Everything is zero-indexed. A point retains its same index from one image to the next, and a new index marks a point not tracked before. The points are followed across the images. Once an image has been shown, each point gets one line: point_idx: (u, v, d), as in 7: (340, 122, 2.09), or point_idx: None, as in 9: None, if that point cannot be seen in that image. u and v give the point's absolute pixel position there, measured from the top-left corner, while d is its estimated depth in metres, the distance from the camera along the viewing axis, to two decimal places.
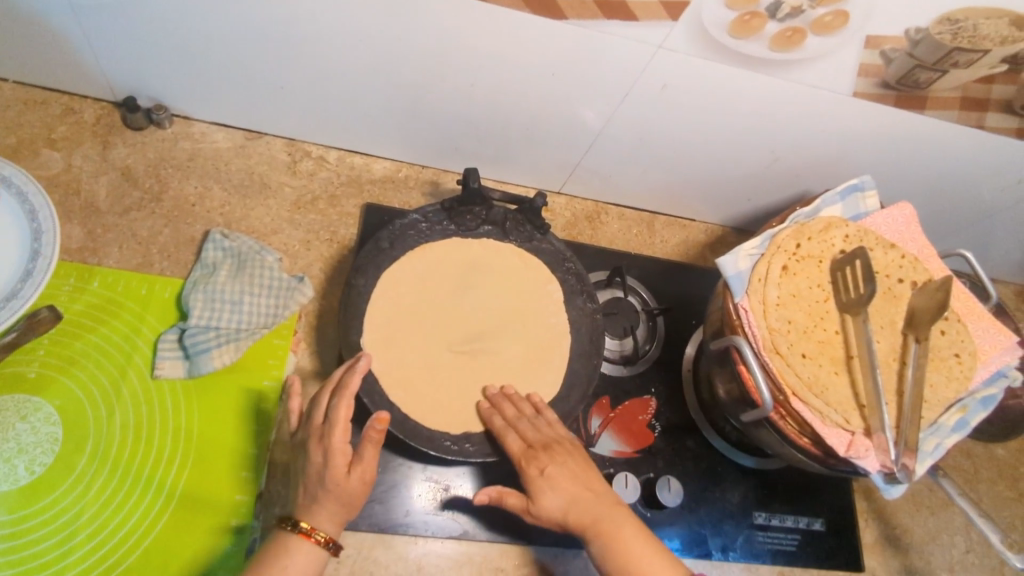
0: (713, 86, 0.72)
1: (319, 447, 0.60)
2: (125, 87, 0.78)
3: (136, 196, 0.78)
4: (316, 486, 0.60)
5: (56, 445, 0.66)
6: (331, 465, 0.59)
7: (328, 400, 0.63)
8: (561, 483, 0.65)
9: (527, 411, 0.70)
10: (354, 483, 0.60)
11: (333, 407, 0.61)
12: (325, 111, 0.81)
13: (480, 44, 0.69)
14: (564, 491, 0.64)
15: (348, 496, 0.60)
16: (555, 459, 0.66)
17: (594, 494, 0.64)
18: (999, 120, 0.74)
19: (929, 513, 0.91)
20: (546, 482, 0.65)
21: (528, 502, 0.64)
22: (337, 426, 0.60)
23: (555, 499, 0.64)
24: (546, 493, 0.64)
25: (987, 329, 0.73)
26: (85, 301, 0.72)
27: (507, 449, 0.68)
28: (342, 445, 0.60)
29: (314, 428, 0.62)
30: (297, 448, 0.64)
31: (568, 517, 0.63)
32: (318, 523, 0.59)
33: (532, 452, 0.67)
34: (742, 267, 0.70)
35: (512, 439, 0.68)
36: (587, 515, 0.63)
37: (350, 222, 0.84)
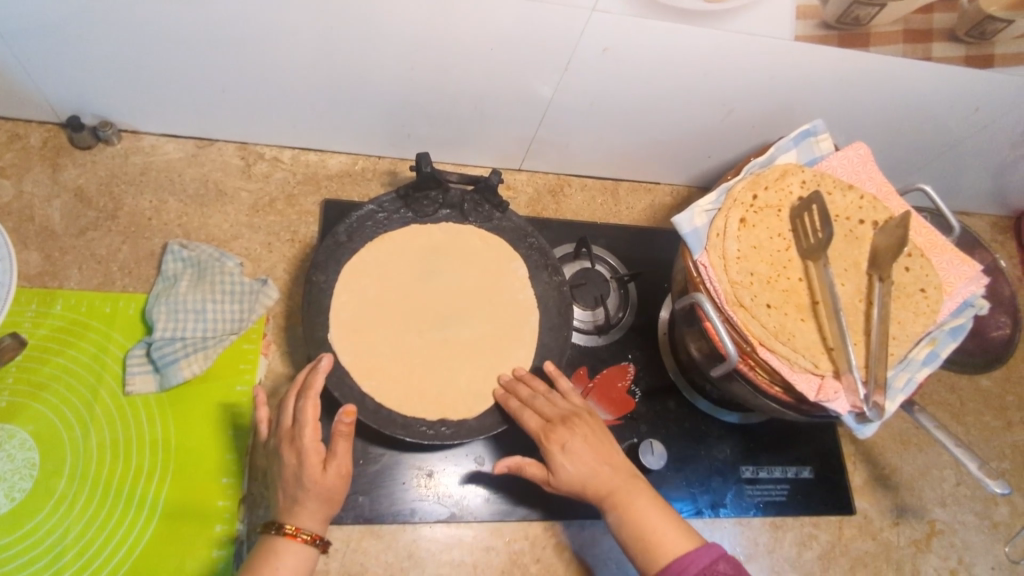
0: (655, 45, 0.71)
1: (292, 449, 0.60)
2: (67, 107, 0.77)
3: (91, 215, 0.78)
4: (294, 488, 0.60)
5: (34, 470, 0.66)
6: (306, 465, 0.60)
7: (294, 403, 0.63)
8: (582, 456, 0.64)
9: (540, 387, 0.70)
10: (332, 478, 0.60)
11: (300, 409, 0.61)
12: (272, 111, 0.81)
13: (414, 26, 0.68)
14: (585, 464, 0.64)
15: (328, 491, 0.60)
16: (574, 431, 0.66)
17: (611, 465, 0.65)
18: (946, 50, 0.73)
19: (917, 450, 0.91)
20: (567, 454, 0.64)
21: (548, 474, 0.64)
22: (307, 427, 0.60)
23: (575, 471, 0.64)
24: (567, 464, 0.64)
25: (951, 261, 0.72)
26: (50, 325, 0.72)
27: (525, 423, 0.68)
28: (314, 444, 0.60)
29: (284, 432, 0.62)
30: (268, 455, 0.64)
31: (587, 487, 0.63)
32: (301, 522, 0.59)
33: (552, 425, 0.66)
34: (698, 224, 0.70)
35: (529, 416, 0.68)
36: (605, 486, 0.64)
37: (310, 220, 0.84)
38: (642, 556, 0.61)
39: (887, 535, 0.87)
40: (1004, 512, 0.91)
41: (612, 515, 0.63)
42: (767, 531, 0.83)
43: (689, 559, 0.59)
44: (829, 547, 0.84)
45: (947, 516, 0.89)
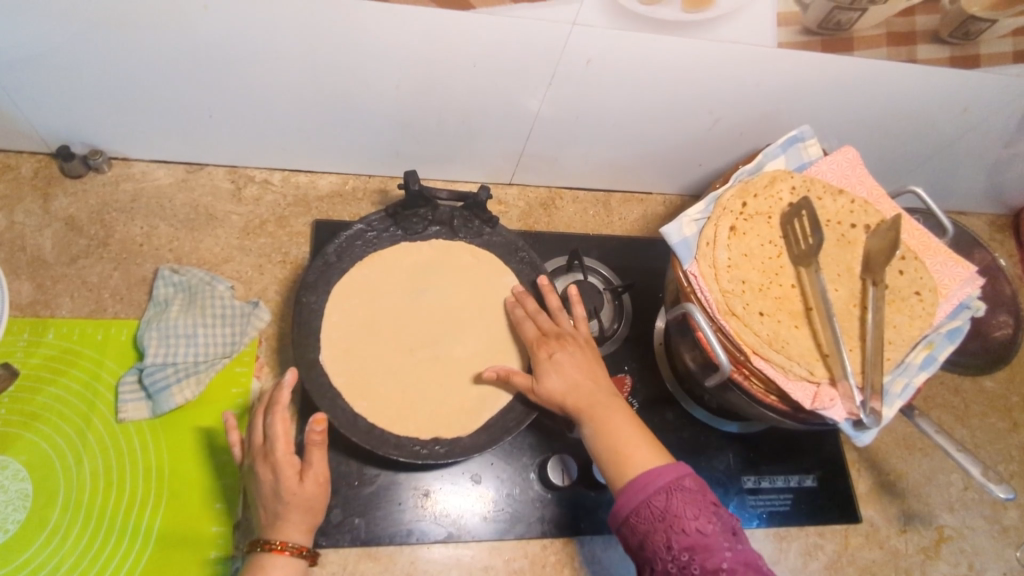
0: (638, 55, 0.71)
1: (268, 465, 0.61)
2: (57, 137, 0.78)
3: (82, 243, 0.78)
4: (274, 503, 0.60)
5: (27, 500, 0.66)
6: (282, 479, 0.60)
7: (262, 420, 0.64)
8: (566, 367, 0.67)
9: (552, 304, 0.73)
10: (310, 487, 0.61)
11: (269, 424, 0.62)
12: (261, 134, 0.81)
13: (398, 45, 0.69)
14: (566, 376, 0.66)
15: (308, 502, 0.61)
16: (565, 347, 0.69)
17: (594, 383, 0.66)
18: (931, 52, 0.73)
19: (923, 455, 0.90)
20: (553, 364, 0.67)
21: (532, 380, 0.68)
22: (278, 441, 0.61)
23: (557, 380, 0.66)
24: (550, 374, 0.67)
25: (945, 263, 0.72)
26: (42, 354, 0.72)
27: (524, 335, 0.72)
28: (287, 456, 0.61)
29: (257, 450, 0.62)
30: (246, 476, 0.64)
31: (564, 399, 0.65)
32: (287, 536, 0.60)
33: (546, 339, 0.70)
34: (687, 233, 0.70)
35: (529, 327, 0.72)
36: (583, 399, 0.65)
37: (301, 242, 0.84)
38: (612, 474, 0.61)
39: (894, 542, 0.85)
40: (1014, 516, 0.89)
41: (588, 426, 0.64)
42: (771, 543, 0.82)
43: (646, 477, 0.58)
44: (835, 557, 0.83)
45: (955, 521, 0.87)
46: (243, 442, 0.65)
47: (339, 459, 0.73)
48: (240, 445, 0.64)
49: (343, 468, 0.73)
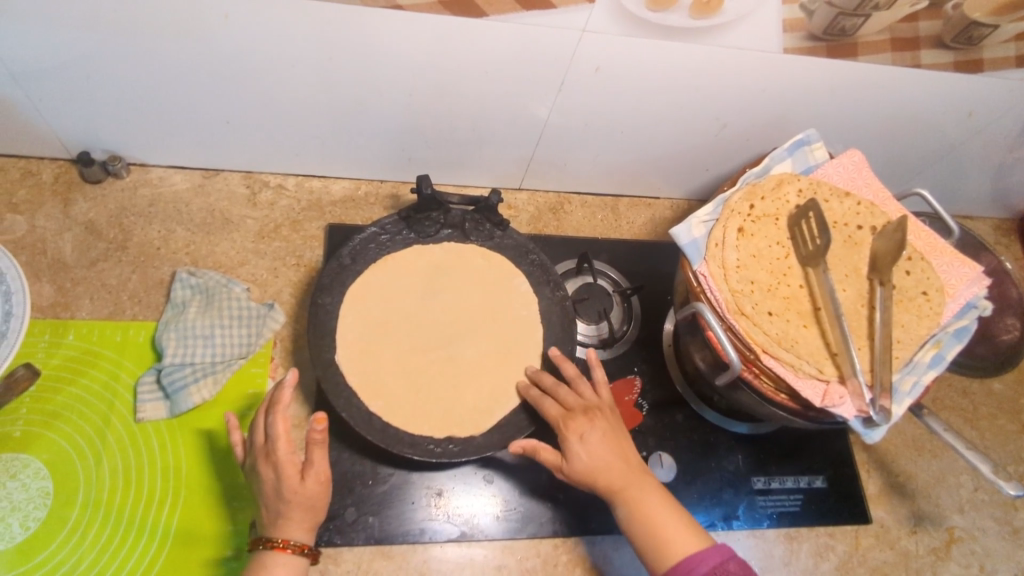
0: (645, 61, 0.73)
1: (269, 465, 0.61)
2: (77, 143, 0.80)
3: (101, 247, 0.80)
4: (276, 502, 0.61)
5: (48, 498, 0.67)
6: (283, 478, 0.60)
7: (265, 420, 0.63)
8: (596, 447, 0.65)
9: (571, 374, 0.71)
10: (311, 486, 0.61)
11: (270, 424, 0.61)
12: (275, 140, 0.83)
13: (411, 52, 0.70)
14: (598, 457, 0.64)
15: (309, 500, 0.61)
16: (593, 422, 0.66)
17: (627, 461, 0.65)
18: (935, 56, 0.74)
19: (932, 457, 0.90)
20: (584, 444, 0.65)
21: (564, 460, 0.65)
22: (279, 441, 0.60)
23: (590, 462, 0.64)
24: (586, 454, 0.64)
25: (951, 263, 0.72)
26: (63, 354, 0.73)
27: (544, 411, 0.68)
28: (289, 455, 0.60)
29: (259, 449, 0.62)
30: (248, 475, 0.64)
31: (599, 479, 0.64)
32: (289, 534, 0.61)
33: (572, 415, 0.67)
34: (696, 235, 0.71)
35: (550, 404, 0.69)
36: (617, 481, 0.64)
37: (315, 245, 0.85)
38: (652, 557, 0.62)
39: (905, 543, 0.85)
40: None
41: (622, 509, 0.64)
42: (781, 543, 0.82)
43: (696, 559, 0.60)
44: (846, 557, 0.83)
45: (965, 522, 0.87)
46: (246, 442, 0.65)
47: (353, 458, 0.74)
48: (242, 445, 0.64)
49: (358, 467, 0.74)
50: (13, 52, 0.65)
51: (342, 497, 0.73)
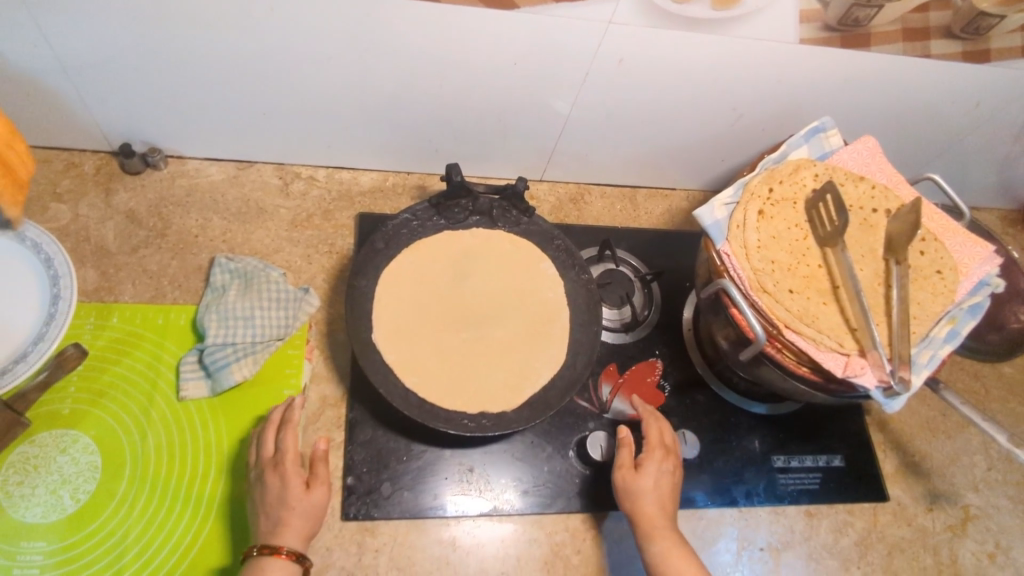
0: (667, 52, 0.76)
1: (276, 473, 0.66)
2: (119, 135, 0.83)
3: (142, 234, 0.83)
4: (278, 509, 0.65)
5: (97, 472, 0.70)
6: (288, 486, 0.66)
7: (274, 436, 0.69)
8: (663, 482, 0.73)
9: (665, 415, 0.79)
10: (314, 495, 0.67)
11: (282, 439, 0.68)
12: (308, 132, 0.86)
13: (443, 46, 0.73)
14: (661, 490, 0.72)
15: (312, 509, 0.66)
16: (667, 462, 0.75)
17: (670, 512, 0.72)
18: (944, 46, 0.77)
19: (946, 438, 0.93)
20: (658, 474, 0.73)
21: (629, 473, 0.73)
22: (289, 453, 0.67)
23: (656, 490, 0.72)
24: (648, 475, 0.73)
25: (964, 243, 0.75)
26: (108, 336, 0.76)
27: (648, 432, 0.76)
28: (296, 467, 0.67)
29: (265, 461, 0.68)
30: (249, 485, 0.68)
31: (646, 511, 0.71)
32: (286, 540, 0.64)
33: (664, 447, 0.75)
34: (718, 216, 0.74)
35: (652, 429, 0.77)
36: (662, 519, 0.71)
37: (346, 233, 0.88)
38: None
39: (921, 520, 0.87)
40: None
41: (655, 545, 0.69)
42: (802, 519, 0.84)
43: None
44: (865, 534, 0.85)
45: (980, 500, 0.90)
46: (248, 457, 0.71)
47: (388, 435, 0.77)
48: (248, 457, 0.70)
49: (392, 444, 0.77)
50: (67, 46, 0.68)
51: (378, 472, 0.75)
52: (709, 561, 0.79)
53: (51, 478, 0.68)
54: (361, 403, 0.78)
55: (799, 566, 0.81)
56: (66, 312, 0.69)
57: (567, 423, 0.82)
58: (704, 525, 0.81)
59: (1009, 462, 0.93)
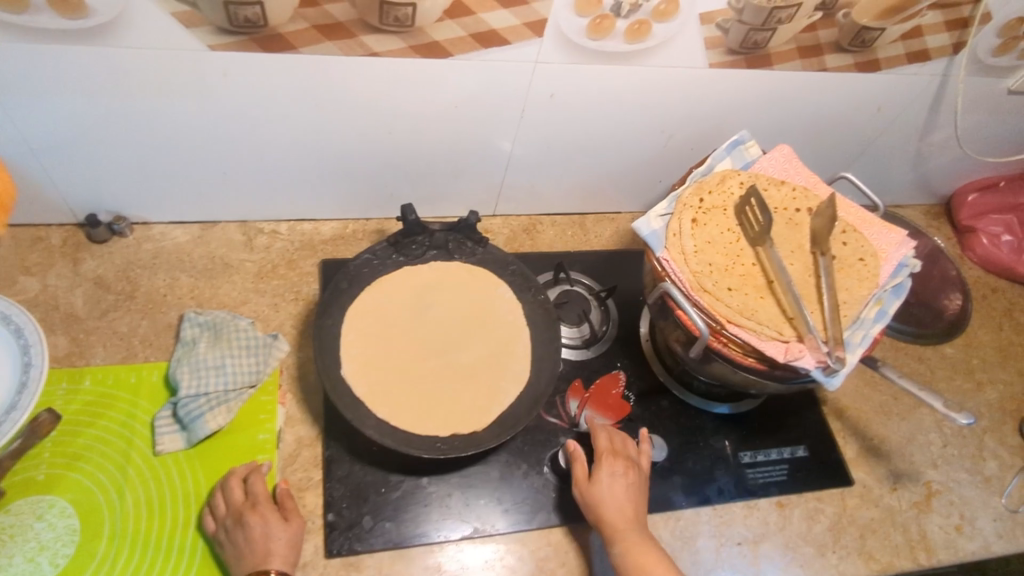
0: (594, 85, 0.83)
1: (256, 512, 0.70)
2: (84, 206, 0.86)
3: (110, 298, 0.85)
4: (262, 542, 0.68)
5: (75, 535, 0.70)
6: (270, 523, 0.70)
7: (237, 482, 0.72)
8: (616, 486, 0.76)
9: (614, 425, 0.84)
10: (295, 524, 0.71)
11: (252, 484, 0.72)
12: (267, 188, 0.90)
13: (388, 96, 0.79)
14: (615, 494, 0.75)
15: (295, 539, 0.70)
16: (620, 466, 0.78)
17: (633, 513, 0.75)
18: (837, 60, 0.86)
19: (900, 420, 0.98)
20: (610, 479, 0.76)
21: (584, 485, 0.77)
22: (262, 495, 0.71)
23: (609, 495, 0.75)
24: (602, 481, 0.76)
25: (881, 231, 0.83)
26: (81, 400, 0.77)
27: (598, 442, 0.81)
28: (271, 506, 0.71)
29: (238, 507, 0.70)
30: (221, 532, 0.70)
31: (606, 517, 0.74)
32: (276, 565, 0.67)
33: (614, 453, 0.79)
34: (655, 227, 0.80)
35: (602, 437, 0.81)
36: (620, 521, 0.74)
37: (310, 280, 0.92)
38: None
39: (888, 500, 0.91)
40: (994, 467, 0.96)
41: (616, 546, 0.72)
42: (775, 511, 0.87)
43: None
44: (836, 518, 0.88)
45: (940, 476, 0.94)
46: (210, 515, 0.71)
47: (366, 469, 0.79)
48: (213, 511, 0.71)
49: (371, 477, 0.78)
50: (33, 127, 0.72)
51: (358, 506, 0.77)
52: (690, 560, 0.81)
53: (28, 546, 0.68)
54: (337, 440, 0.80)
55: (778, 556, 0.83)
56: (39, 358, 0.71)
57: (539, 441, 0.85)
58: (681, 526, 0.84)
59: (962, 436, 0.98)
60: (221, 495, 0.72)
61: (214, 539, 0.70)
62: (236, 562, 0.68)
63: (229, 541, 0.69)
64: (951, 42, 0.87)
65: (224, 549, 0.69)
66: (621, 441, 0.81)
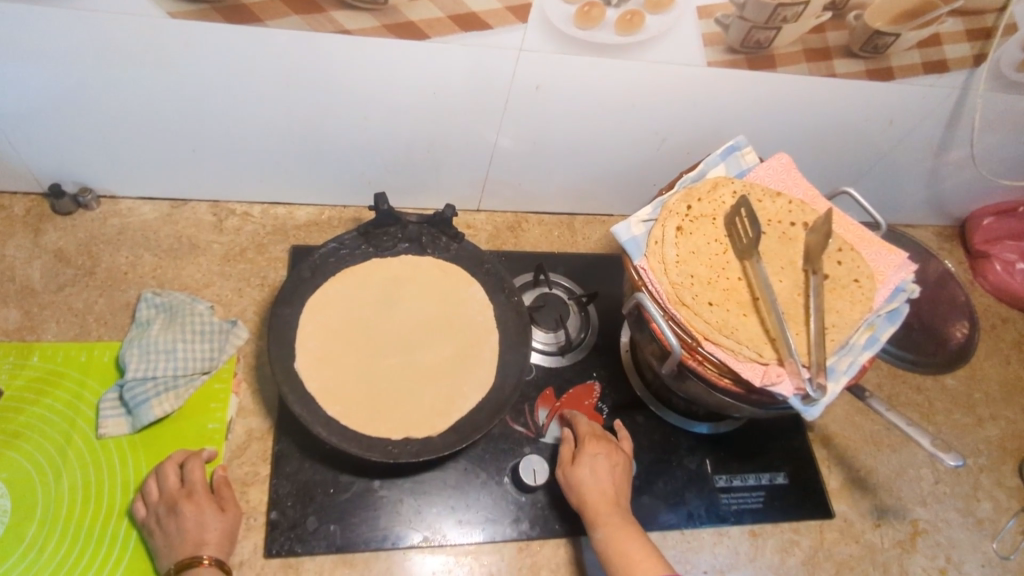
0: (583, 79, 0.78)
1: (191, 502, 0.67)
2: (47, 176, 0.83)
3: (69, 273, 0.83)
4: (195, 534, 0.65)
5: (5, 516, 0.67)
6: (205, 513, 0.67)
7: (172, 467, 0.69)
8: (599, 467, 0.73)
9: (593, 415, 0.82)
10: (231, 514, 0.69)
11: (188, 470, 0.69)
12: (238, 169, 0.86)
13: (362, 78, 0.75)
14: (598, 475, 0.73)
15: (230, 531, 0.68)
16: (604, 448, 0.75)
17: (616, 496, 0.72)
18: (847, 65, 0.80)
19: (890, 452, 0.92)
20: (592, 461, 0.74)
21: (567, 467, 0.74)
22: (199, 482, 0.68)
23: (592, 477, 0.72)
24: (585, 463, 0.73)
25: (879, 252, 0.77)
26: (26, 376, 0.75)
27: (579, 426, 0.78)
28: (207, 494, 0.68)
29: (172, 494, 0.67)
30: (151, 522, 0.67)
31: (587, 499, 0.71)
32: (211, 553, 0.65)
33: (596, 435, 0.77)
34: (636, 233, 0.75)
35: (582, 423, 0.79)
36: (603, 504, 0.70)
37: (279, 266, 0.89)
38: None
39: (870, 537, 0.85)
40: (988, 508, 0.90)
41: (599, 531, 0.69)
42: (746, 540, 0.82)
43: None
44: (811, 553, 0.83)
45: (929, 515, 0.88)
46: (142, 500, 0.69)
47: (316, 467, 0.75)
48: (146, 496, 0.68)
49: (319, 476, 0.75)
50: None
51: (303, 506, 0.73)
52: None
53: None
54: (288, 435, 0.77)
55: None
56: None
57: (502, 449, 0.81)
58: None
59: (956, 474, 0.92)
60: (156, 482, 0.69)
61: (144, 528, 0.67)
62: (166, 554, 0.65)
63: (160, 530, 0.66)
64: (972, 53, 0.81)
65: (155, 539, 0.66)
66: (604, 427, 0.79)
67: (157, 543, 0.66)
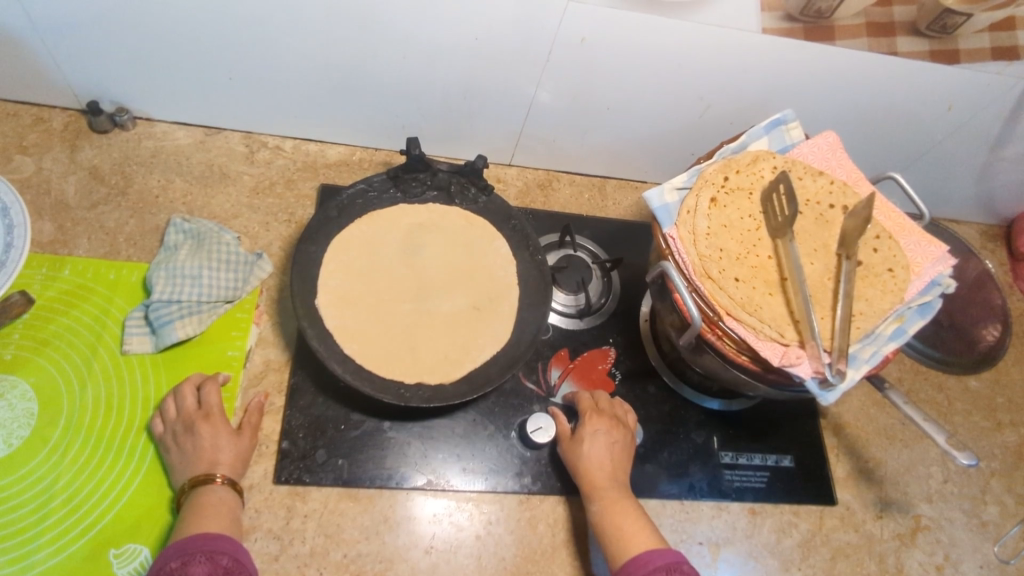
0: (632, 35, 0.75)
1: (207, 423, 0.69)
2: (86, 93, 0.84)
3: (102, 191, 0.84)
4: (209, 453, 0.68)
5: (32, 419, 0.70)
6: (218, 434, 0.69)
7: (189, 391, 0.71)
8: (600, 442, 0.74)
9: (602, 395, 0.81)
10: (246, 437, 0.71)
11: (205, 395, 0.71)
12: (272, 103, 0.86)
13: (402, 18, 0.72)
14: (597, 448, 0.74)
15: (242, 453, 0.70)
16: (607, 425, 0.76)
17: (615, 471, 0.73)
18: (911, 44, 0.77)
19: (902, 446, 0.91)
20: (593, 437, 0.74)
21: (569, 443, 0.75)
22: (214, 405, 0.70)
23: (591, 452, 0.73)
24: (585, 439, 0.74)
25: (918, 243, 0.75)
26: (57, 288, 0.77)
27: (582, 401, 0.79)
28: (222, 417, 0.70)
29: (188, 415, 0.69)
30: (167, 441, 0.69)
31: (587, 474, 0.72)
32: (224, 472, 0.67)
33: (599, 411, 0.77)
34: (668, 200, 0.73)
35: (585, 397, 0.80)
36: (600, 481, 0.72)
37: (306, 203, 0.89)
38: (613, 552, 0.67)
39: (870, 527, 0.85)
40: (994, 512, 0.89)
41: (596, 504, 0.71)
42: (745, 517, 0.83)
43: (646, 557, 0.64)
44: (809, 536, 0.83)
45: (933, 512, 0.87)
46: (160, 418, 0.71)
47: (328, 403, 0.77)
48: (163, 416, 0.70)
49: (332, 412, 0.77)
50: (30, 8, 0.69)
51: (314, 439, 0.75)
52: None
53: None
54: (304, 370, 0.78)
55: (738, 562, 0.80)
56: (18, 198, 0.65)
57: (512, 404, 0.82)
58: None
59: (966, 475, 0.91)
60: (175, 401, 0.71)
61: (161, 443, 0.69)
62: (181, 469, 0.68)
63: (176, 447, 0.68)
64: None
65: (171, 456, 0.68)
66: (607, 400, 0.79)
67: (172, 459, 0.68)
